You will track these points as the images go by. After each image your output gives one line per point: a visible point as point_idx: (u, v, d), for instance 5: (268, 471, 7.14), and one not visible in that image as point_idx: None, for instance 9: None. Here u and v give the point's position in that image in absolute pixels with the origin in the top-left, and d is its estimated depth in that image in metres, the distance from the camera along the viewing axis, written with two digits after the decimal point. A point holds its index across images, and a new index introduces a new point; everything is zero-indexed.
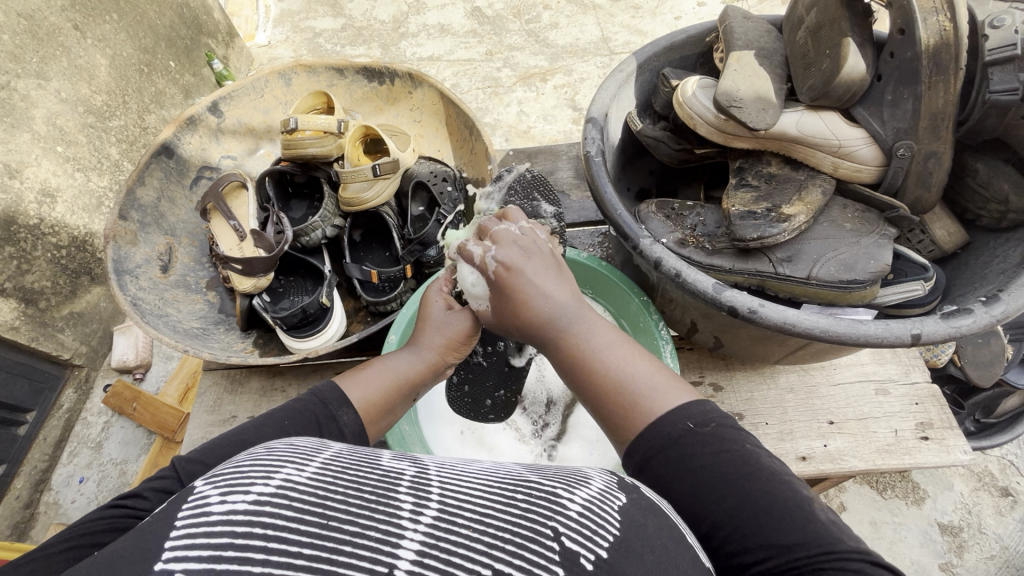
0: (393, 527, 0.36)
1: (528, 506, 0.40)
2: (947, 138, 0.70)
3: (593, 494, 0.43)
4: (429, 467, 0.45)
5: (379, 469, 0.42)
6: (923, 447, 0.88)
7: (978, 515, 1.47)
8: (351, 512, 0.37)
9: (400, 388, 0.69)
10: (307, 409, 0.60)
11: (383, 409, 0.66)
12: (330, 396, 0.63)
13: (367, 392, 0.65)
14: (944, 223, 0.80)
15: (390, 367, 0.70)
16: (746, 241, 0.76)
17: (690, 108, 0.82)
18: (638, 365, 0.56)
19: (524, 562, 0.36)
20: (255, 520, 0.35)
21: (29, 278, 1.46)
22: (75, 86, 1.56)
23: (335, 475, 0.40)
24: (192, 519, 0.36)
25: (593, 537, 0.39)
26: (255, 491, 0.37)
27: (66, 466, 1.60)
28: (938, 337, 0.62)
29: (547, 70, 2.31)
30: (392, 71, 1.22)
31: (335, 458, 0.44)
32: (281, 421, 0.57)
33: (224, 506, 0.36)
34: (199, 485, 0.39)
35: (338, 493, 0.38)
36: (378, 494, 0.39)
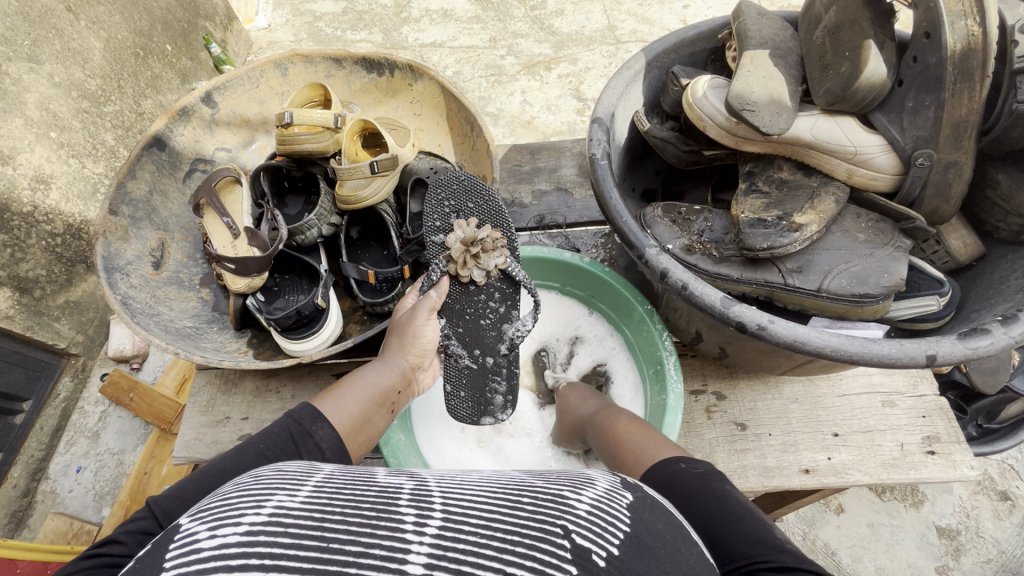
0: (398, 542, 0.36)
1: (535, 509, 0.42)
2: (970, 147, 0.67)
3: (599, 494, 0.45)
4: (428, 481, 0.45)
5: (376, 485, 0.43)
6: (930, 461, 0.86)
7: (977, 520, 1.46)
8: (353, 531, 0.37)
9: (377, 402, 0.69)
10: (282, 428, 0.59)
11: (362, 425, 0.66)
12: (304, 414, 0.61)
13: (343, 412, 0.65)
14: (960, 235, 0.77)
15: (362, 380, 0.71)
16: (755, 251, 0.73)
17: (701, 109, 0.79)
18: (652, 436, 0.68)
19: (535, 563, 0.37)
20: (250, 551, 0.34)
21: (23, 267, 1.44)
22: (68, 70, 1.52)
23: (330, 496, 0.40)
24: (183, 558, 0.35)
25: (603, 534, 0.41)
26: (246, 521, 0.37)
27: (62, 456, 1.59)
28: (954, 358, 0.59)
29: (552, 59, 2.26)
30: (392, 62, 1.18)
31: (327, 480, 0.44)
32: (257, 446, 0.56)
33: (214, 541, 0.35)
34: (186, 523, 0.38)
35: (335, 514, 0.38)
36: (378, 510, 0.39)
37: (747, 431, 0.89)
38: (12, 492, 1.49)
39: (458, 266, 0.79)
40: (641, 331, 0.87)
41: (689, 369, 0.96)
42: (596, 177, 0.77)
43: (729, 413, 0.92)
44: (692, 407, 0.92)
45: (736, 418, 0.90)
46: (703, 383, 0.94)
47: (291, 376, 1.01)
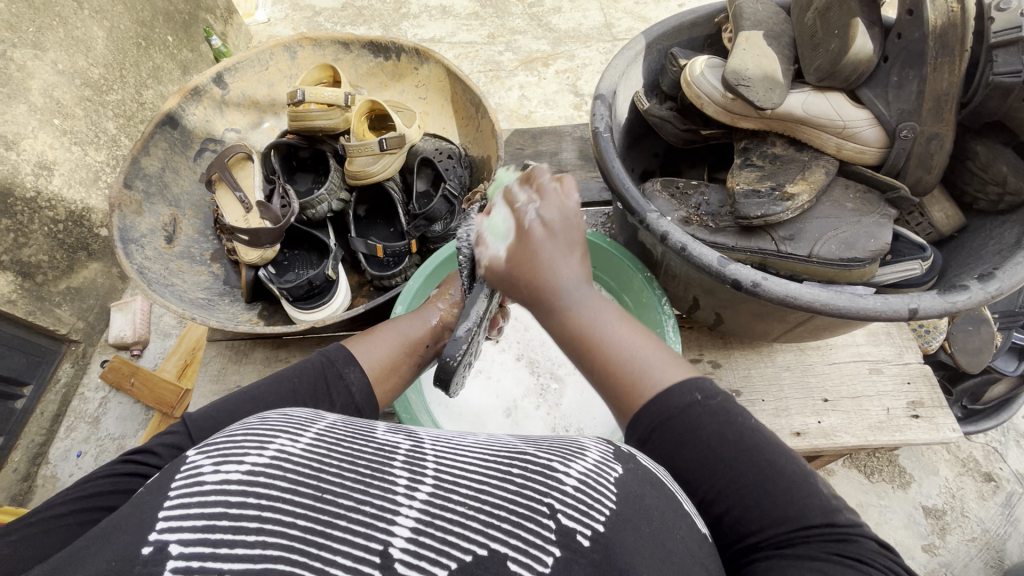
0: (388, 503, 0.37)
1: (525, 481, 0.41)
2: (950, 120, 0.72)
3: (589, 467, 0.43)
4: (424, 440, 0.45)
5: (374, 441, 0.43)
6: (914, 425, 0.90)
7: (961, 499, 1.51)
8: (345, 487, 0.37)
9: (407, 351, 0.70)
10: (315, 367, 0.61)
11: (393, 372, 0.67)
12: (337, 355, 0.64)
13: (373, 354, 0.67)
14: (942, 206, 0.82)
15: (400, 331, 0.71)
16: (750, 219, 0.78)
17: (698, 87, 0.84)
18: (630, 333, 0.52)
19: (519, 541, 0.37)
20: (250, 490, 0.35)
21: (27, 252, 1.46)
22: (72, 58, 1.54)
23: (329, 447, 0.40)
24: (186, 488, 0.36)
25: (590, 512, 0.40)
26: (248, 461, 0.37)
27: (63, 441, 1.60)
28: (933, 312, 0.63)
29: (549, 55, 2.30)
30: (398, 46, 1.21)
31: (330, 428, 0.44)
32: (287, 380, 0.59)
33: (217, 476, 0.36)
34: (192, 454, 0.39)
35: (332, 466, 0.38)
36: (373, 468, 0.39)
37: (741, 397, 0.93)
38: (12, 475, 1.51)
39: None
40: (642, 298, 0.90)
41: (686, 340, 1.00)
42: (599, 149, 0.81)
43: (725, 380, 0.96)
44: None
45: (731, 384, 0.94)
46: (699, 353, 0.98)
47: (301, 347, 1.04)
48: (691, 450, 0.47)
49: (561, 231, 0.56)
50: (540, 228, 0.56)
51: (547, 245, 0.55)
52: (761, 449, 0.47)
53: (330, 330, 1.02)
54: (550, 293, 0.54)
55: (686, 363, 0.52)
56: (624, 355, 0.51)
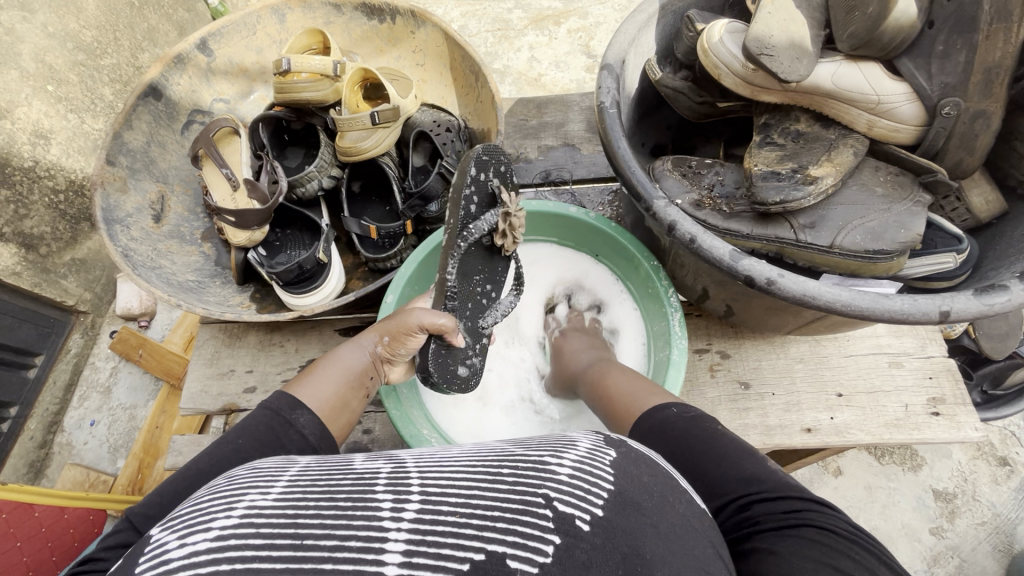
0: (375, 531, 0.35)
1: (515, 480, 0.40)
2: (999, 97, 0.64)
3: (581, 455, 0.44)
4: (406, 460, 0.44)
5: (352, 472, 0.41)
6: (934, 422, 0.85)
7: (974, 484, 1.48)
8: (326, 526, 0.35)
9: (355, 387, 0.69)
10: (262, 422, 0.59)
11: (343, 407, 0.66)
12: (281, 404, 0.62)
13: (319, 394, 0.65)
14: (982, 190, 0.75)
15: (339, 365, 0.70)
16: (767, 205, 0.71)
17: (716, 56, 0.76)
18: (633, 383, 0.70)
19: (518, 538, 0.36)
20: (221, 557, 0.32)
21: (28, 223, 1.43)
22: (62, 20, 1.47)
23: (304, 492, 0.39)
24: (153, 569, 0.33)
25: (587, 497, 0.40)
26: (216, 527, 0.35)
27: (76, 410, 1.63)
28: (968, 314, 0.57)
29: (561, 13, 2.16)
30: (394, 8, 1.12)
31: (303, 473, 0.42)
32: (235, 442, 0.56)
33: (183, 550, 0.33)
34: (156, 534, 0.37)
35: (309, 509, 0.36)
36: (354, 498, 0.37)
37: (749, 390, 0.89)
38: (29, 444, 1.53)
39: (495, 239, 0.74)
40: (647, 288, 0.84)
41: (693, 329, 0.95)
42: (603, 126, 0.74)
43: (733, 371, 0.92)
44: (695, 364, 0.92)
45: (740, 377, 0.90)
46: (708, 343, 0.94)
47: (294, 331, 1.01)
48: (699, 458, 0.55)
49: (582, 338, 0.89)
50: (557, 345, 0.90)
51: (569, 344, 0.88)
52: (752, 456, 0.55)
53: (322, 315, 0.99)
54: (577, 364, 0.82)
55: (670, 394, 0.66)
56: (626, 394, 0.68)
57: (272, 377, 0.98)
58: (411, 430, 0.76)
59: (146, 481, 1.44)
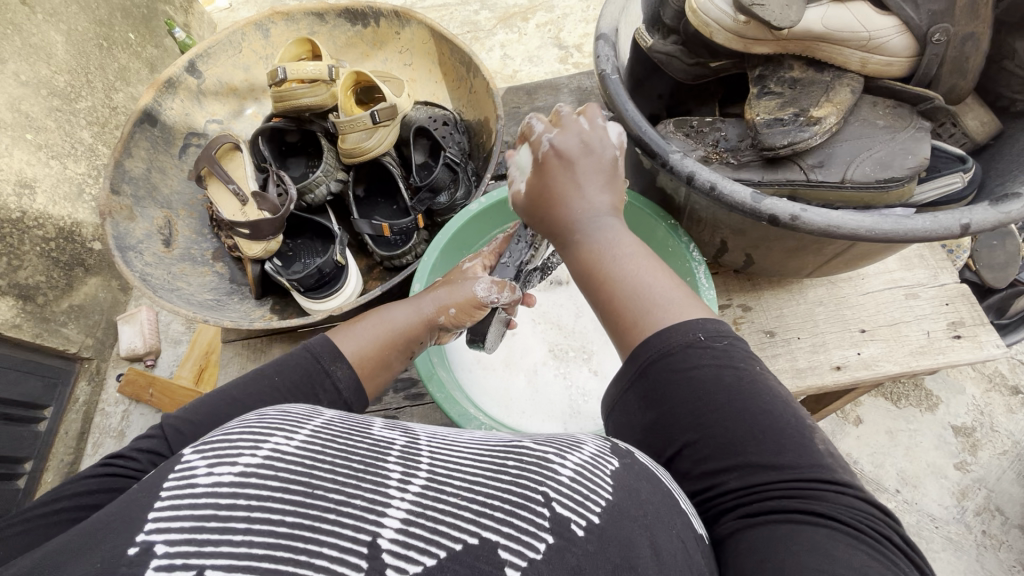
0: (379, 497, 0.35)
1: (518, 473, 0.39)
2: (987, 16, 0.67)
3: (586, 458, 0.42)
4: (420, 436, 0.43)
5: (371, 436, 0.40)
6: (957, 345, 0.88)
7: (990, 415, 1.51)
8: (337, 482, 0.35)
9: (401, 344, 0.68)
10: (301, 366, 0.60)
11: (378, 363, 0.65)
12: (323, 351, 0.62)
13: (357, 344, 0.64)
14: (977, 113, 0.77)
15: (386, 320, 0.68)
16: (775, 149, 0.74)
17: (705, 13, 0.78)
18: (665, 282, 0.54)
19: (512, 530, 0.35)
20: (240, 492, 0.33)
21: (22, 274, 1.41)
22: (33, 67, 1.46)
23: (325, 442, 0.38)
24: (177, 490, 0.33)
25: (586, 503, 0.38)
26: (241, 462, 0.35)
27: (91, 457, 1.58)
28: (987, 224, 0.59)
29: (527, 9, 2.19)
30: (376, 11, 1.13)
31: (329, 422, 0.41)
32: (271, 377, 0.58)
33: (209, 478, 0.34)
34: (187, 453, 0.36)
35: (326, 462, 0.36)
36: (367, 462, 0.37)
37: (776, 338, 0.90)
38: None
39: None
40: (666, 248, 0.86)
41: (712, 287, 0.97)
42: (608, 92, 0.75)
43: (757, 322, 0.93)
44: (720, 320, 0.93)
45: (765, 326, 0.91)
46: (728, 298, 0.95)
47: (318, 337, 1.01)
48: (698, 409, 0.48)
49: (593, 154, 0.61)
50: (552, 156, 0.61)
51: (578, 163, 0.60)
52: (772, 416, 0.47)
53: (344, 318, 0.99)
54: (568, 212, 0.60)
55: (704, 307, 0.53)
56: (643, 288, 0.54)
57: None
58: (458, 408, 0.76)
59: None
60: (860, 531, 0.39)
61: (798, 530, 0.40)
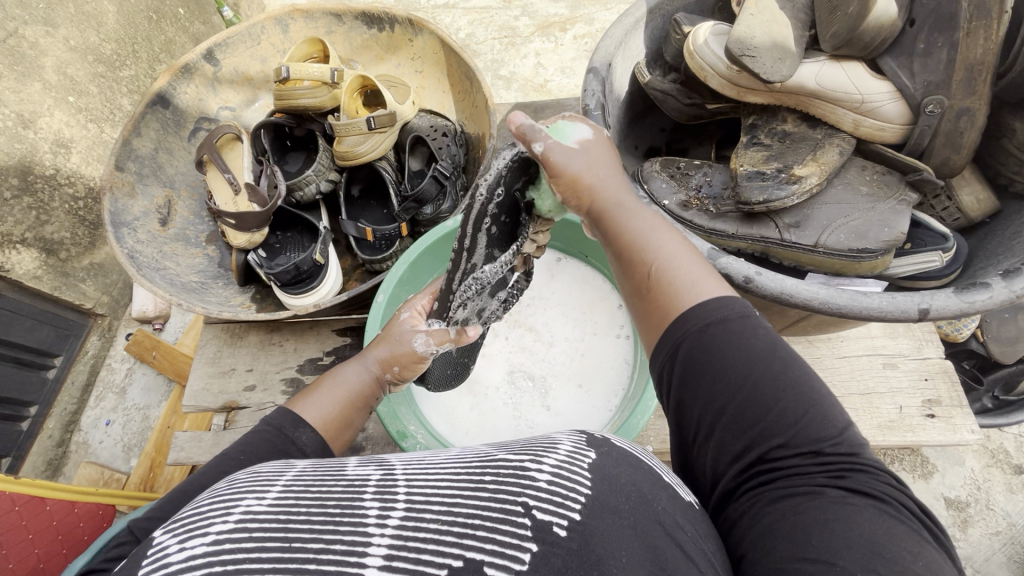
0: (358, 535, 0.33)
1: (497, 486, 0.37)
2: (983, 93, 0.63)
3: (563, 457, 0.41)
4: (396, 465, 0.41)
5: (344, 476, 0.38)
6: (929, 425, 0.84)
7: (988, 492, 1.44)
8: (314, 530, 0.33)
9: (359, 405, 0.66)
10: (265, 439, 0.55)
11: (344, 426, 0.63)
12: (284, 421, 0.58)
13: (321, 413, 0.61)
14: (973, 189, 0.74)
15: (341, 383, 0.65)
16: (751, 204, 0.71)
17: (701, 58, 0.76)
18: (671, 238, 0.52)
19: (496, 546, 0.34)
20: (214, 559, 0.31)
21: (49, 229, 1.48)
22: (85, 34, 1.52)
23: (298, 495, 0.36)
24: (150, 574, 0.31)
25: (565, 503, 0.37)
26: (213, 531, 0.33)
27: (93, 409, 1.66)
28: (948, 312, 0.57)
29: (568, 19, 2.19)
30: (392, 16, 1.15)
31: (298, 475, 0.39)
32: (237, 456, 0.53)
33: (182, 554, 0.31)
34: (159, 535, 0.34)
35: (300, 513, 0.34)
36: (342, 504, 0.35)
37: None
38: (47, 442, 1.57)
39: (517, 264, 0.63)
40: None
41: None
42: None
43: None
44: None
45: None
46: None
47: (292, 330, 1.03)
48: (726, 380, 0.45)
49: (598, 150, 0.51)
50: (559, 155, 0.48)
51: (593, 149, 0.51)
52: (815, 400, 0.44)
53: (320, 315, 1.01)
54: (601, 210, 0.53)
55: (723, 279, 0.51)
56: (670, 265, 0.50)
57: (271, 376, 1.00)
58: (397, 425, 0.78)
59: (158, 480, 1.47)
60: (886, 500, 0.39)
61: (830, 504, 0.39)
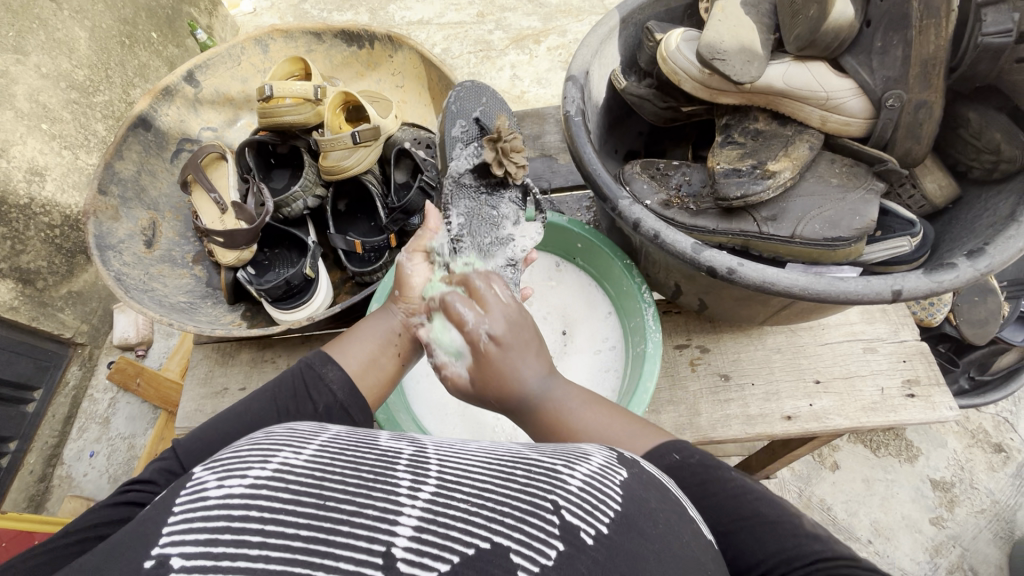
0: (391, 505, 0.35)
1: (527, 482, 0.39)
2: (938, 86, 0.67)
3: (592, 470, 0.42)
4: (428, 447, 0.43)
5: (377, 448, 0.41)
6: (910, 404, 0.87)
7: (970, 471, 1.48)
8: (348, 491, 0.35)
9: (386, 345, 0.69)
10: (294, 375, 0.62)
11: (373, 366, 0.67)
12: (314, 359, 0.64)
13: (351, 356, 0.66)
14: (936, 176, 0.78)
15: (372, 327, 0.70)
16: (729, 200, 0.74)
17: (674, 62, 0.80)
18: (585, 407, 0.57)
19: (523, 537, 0.35)
20: (252, 503, 0.34)
21: (25, 259, 1.46)
22: (56, 61, 1.50)
23: (332, 457, 0.39)
24: (189, 507, 0.34)
25: (594, 512, 0.38)
26: (251, 475, 0.36)
27: (76, 441, 1.62)
28: (920, 292, 0.60)
29: (540, 32, 2.24)
30: (371, 34, 1.18)
31: (333, 439, 0.42)
32: (269, 393, 0.60)
33: (220, 490, 0.35)
34: (197, 472, 0.38)
35: (334, 474, 0.37)
36: (375, 473, 0.37)
37: (730, 382, 0.91)
38: (29, 477, 1.52)
39: (492, 165, 0.78)
40: (622, 286, 0.89)
41: (673, 326, 0.98)
42: (570, 134, 0.77)
43: (714, 364, 0.94)
44: (677, 360, 0.94)
45: (720, 369, 0.92)
46: (688, 338, 0.96)
47: (285, 346, 1.04)
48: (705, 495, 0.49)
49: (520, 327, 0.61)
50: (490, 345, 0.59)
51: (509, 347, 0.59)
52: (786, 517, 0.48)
53: (312, 329, 1.01)
54: (519, 400, 0.58)
55: (651, 426, 0.55)
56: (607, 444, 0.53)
57: None
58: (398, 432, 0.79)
59: None
60: None
61: None
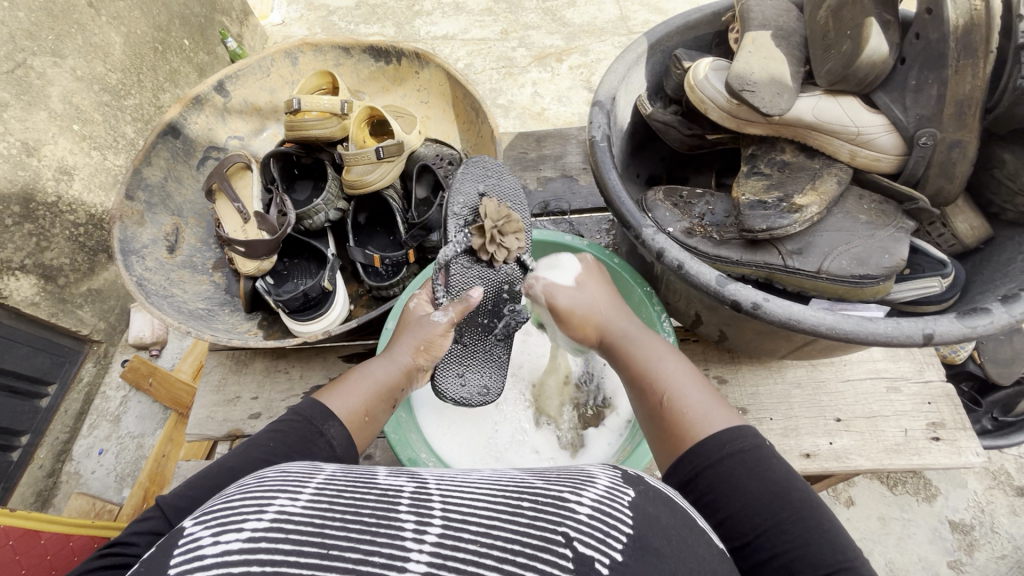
0: (398, 550, 0.33)
1: (536, 514, 0.38)
2: (973, 127, 0.66)
3: (601, 493, 0.41)
4: (429, 480, 0.41)
5: (377, 486, 0.39)
6: (934, 448, 0.85)
7: (992, 515, 1.43)
8: (352, 539, 0.33)
9: (380, 395, 0.67)
10: (291, 427, 0.57)
11: (367, 420, 0.64)
12: (313, 412, 0.59)
13: (348, 404, 0.63)
14: (967, 217, 0.76)
15: (369, 375, 0.69)
16: (754, 232, 0.73)
17: (702, 92, 0.79)
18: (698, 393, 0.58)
19: (536, 574, 0.34)
20: (251, 559, 0.31)
21: (48, 255, 1.48)
22: (91, 64, 1.54)
23: (332, 500, 0.36)
24: (185, 564, 0.32)
25: (606, 540, 0.37)
26: (248, 528, 0.33)
27: (86, 438, 1.63)
28: (952, 337, 0.59)
29: (563, 50, 2.25)
30: (399, 50, 1.19)
31: (330, 480, 0.40)
32: (265, 446, 0.54)
33: (217, 547, 0.32)
34: (189, 526, 0.35)
35: (336, 520, 0.35)
36: (379, 516, 0.35)
37: (748, 415, 0.89)
38: (38, 472, 1.53)
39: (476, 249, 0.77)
40: (640, 312, 0.88)
41: (691, 354, 0.96)
42: (595, 160, 0.77)
43: (731, 397, 0.92)
44: None
45: (737, 402, 0.90)
46: (705, 368, 0.94)
47: (301, 358, 1.03)
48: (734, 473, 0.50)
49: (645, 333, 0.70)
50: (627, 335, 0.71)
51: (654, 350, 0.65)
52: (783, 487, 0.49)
53: (327, 341, 1.01)
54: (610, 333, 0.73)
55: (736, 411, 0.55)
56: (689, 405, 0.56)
57: (277, 403, 1.00)
58: (409, 453, 0.77)
59: None
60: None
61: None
